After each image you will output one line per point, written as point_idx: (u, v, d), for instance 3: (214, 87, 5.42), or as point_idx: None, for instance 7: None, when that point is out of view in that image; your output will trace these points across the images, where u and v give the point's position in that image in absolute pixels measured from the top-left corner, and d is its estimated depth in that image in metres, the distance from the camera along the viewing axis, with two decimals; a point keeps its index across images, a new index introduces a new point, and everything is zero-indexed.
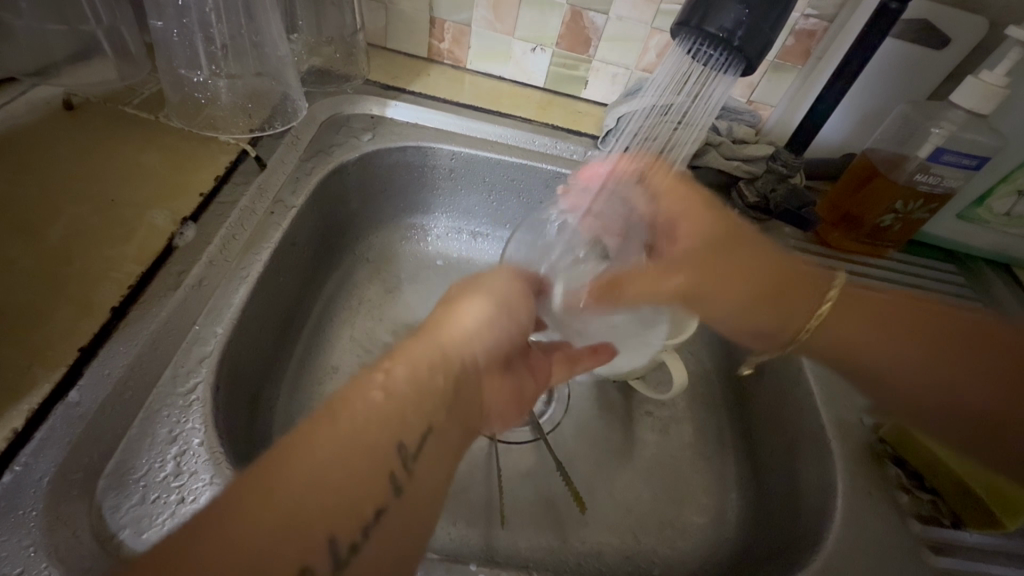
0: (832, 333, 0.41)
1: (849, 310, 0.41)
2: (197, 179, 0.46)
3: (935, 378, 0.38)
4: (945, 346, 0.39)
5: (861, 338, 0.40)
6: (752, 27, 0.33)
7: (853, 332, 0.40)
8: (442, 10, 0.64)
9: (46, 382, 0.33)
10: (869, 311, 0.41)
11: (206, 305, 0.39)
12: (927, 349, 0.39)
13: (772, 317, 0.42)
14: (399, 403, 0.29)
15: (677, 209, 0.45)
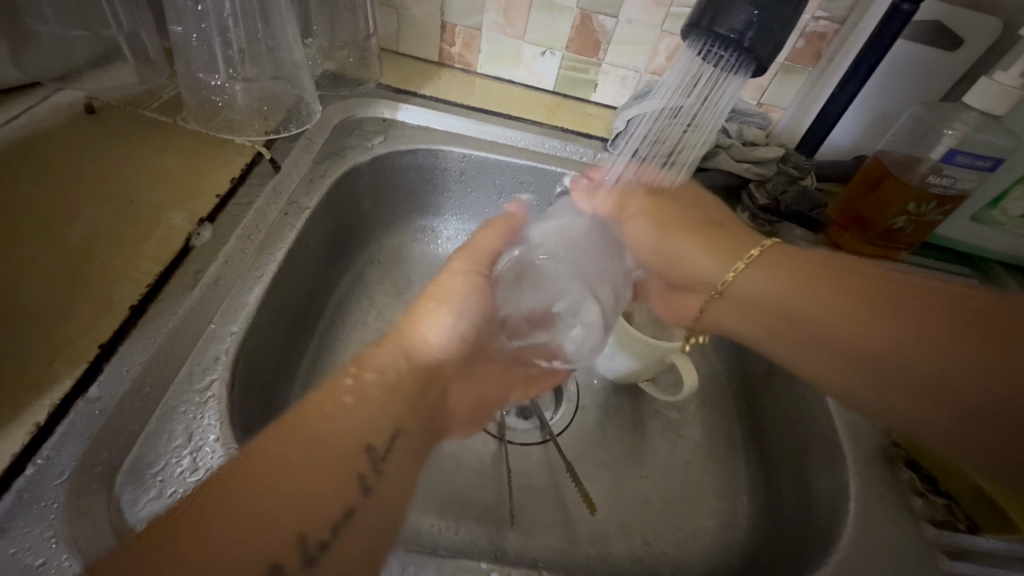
0: (755, 287, 0.46)
1: (779, 274, 0.45)
2: (213, 181, 0.47)
3: (872, 328, 0.39)
4: (878, 299, 0.40)
5: (784, 292, 0.44)
6: (763, 27, 0.34)
7: (774, 286, 0.45)
8: (453, 14, 0.65)
9: (68, 378, 0.33)
10: (806, 266, 0.44)
11: (222, 304, 0.40)
12: (848, 300, 0.41)
13: (704, 273, 0.49)
14: (365, 411, 0.35)
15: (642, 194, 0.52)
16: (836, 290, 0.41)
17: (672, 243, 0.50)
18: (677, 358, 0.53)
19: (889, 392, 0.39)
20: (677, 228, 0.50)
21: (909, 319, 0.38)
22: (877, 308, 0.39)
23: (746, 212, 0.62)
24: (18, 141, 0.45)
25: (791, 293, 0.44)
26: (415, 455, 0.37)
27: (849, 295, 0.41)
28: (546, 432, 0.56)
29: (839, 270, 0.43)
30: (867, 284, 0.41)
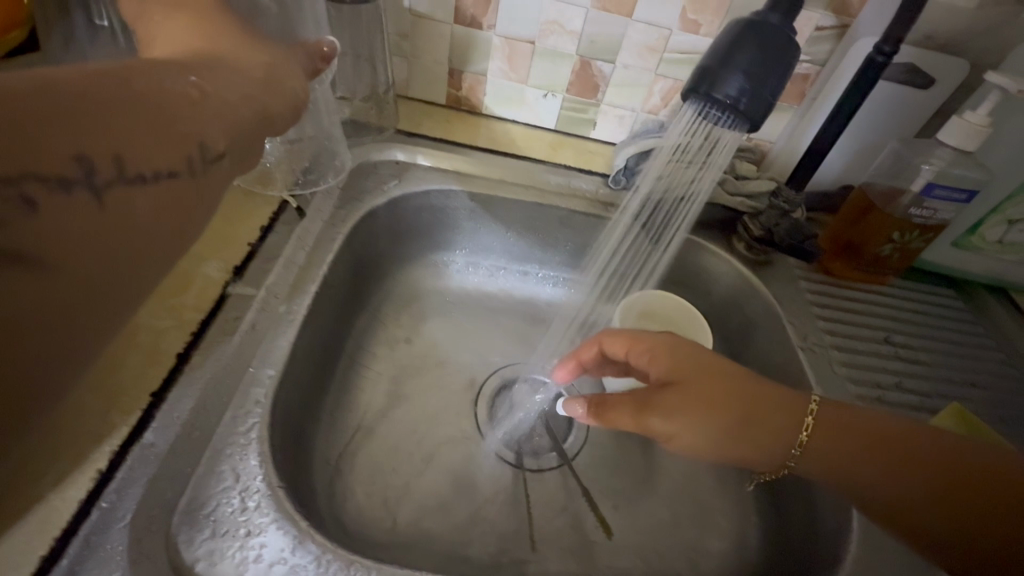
0: (687, 443, 0.44)
1: (824, 439, 0.43)
2: (244, 230, 0.50)
3: (868, 473, 0.42)
4: (901, 453, 0.41)
5: (714, 444, 0.43)
6: (755, 93, 0.37)
7: (737, 445, 0.44)
8: (460, 62, 0.69)
9: (124, 425, 0.36)
10: (724, 409, 0.43)
11: (259, 348, 0.42)
12: (860, 454, 0.42)
13: (690, 438, 0.43)
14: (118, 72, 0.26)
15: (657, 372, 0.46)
16: (869, 449, 0.42)
17: (684, 430, 0.43)
18: None
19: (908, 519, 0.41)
20: (688, 411, 0.43)
21: (904, 475, 0.41)
22: (900, 465, 0.41)
23: (741, 242, 0.65)
24: None
25: (843, 448, 0.43)
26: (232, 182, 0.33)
27: (917, 452, 0.41)
28: (561, 458, 0.58)
29: (871, 427, 0.43)
30: (880, 442, 0.42)
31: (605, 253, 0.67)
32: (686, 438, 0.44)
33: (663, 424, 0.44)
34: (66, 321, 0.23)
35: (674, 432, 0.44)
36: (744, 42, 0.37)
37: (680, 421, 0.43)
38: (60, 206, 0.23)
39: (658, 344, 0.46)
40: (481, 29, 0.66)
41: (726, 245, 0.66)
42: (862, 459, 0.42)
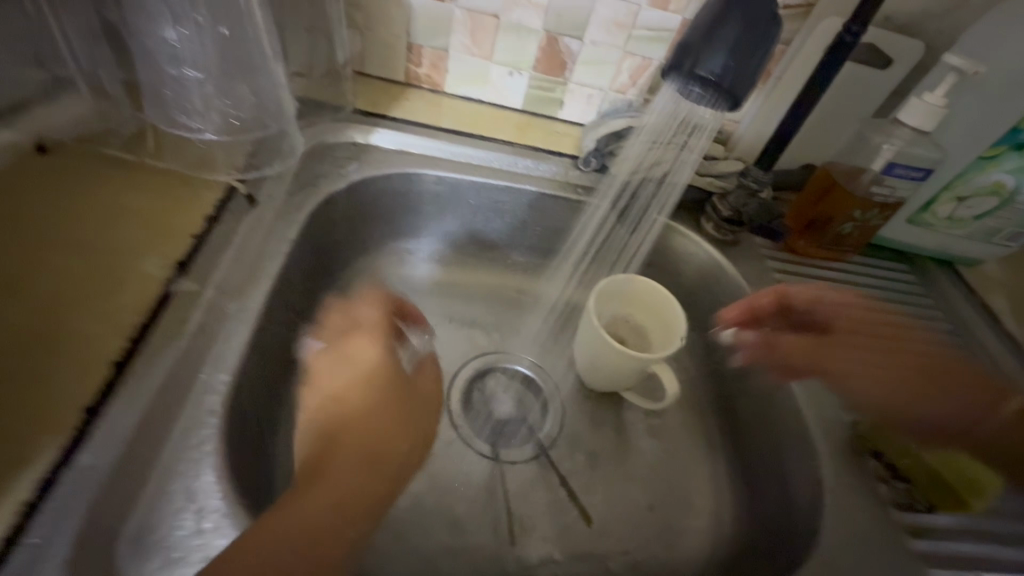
0: (858, 370, 0.49)
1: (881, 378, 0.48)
2: (185, 220, 0.45)
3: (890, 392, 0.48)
4: (961, 381, 0.47)
5: (892, 370, 0.48)
6: (738, 71, 0.36)
7: (920, 379, 0.47)
8: (420, 36, 0.65)
9: (53, 447, 0.31)
10: (861, 337, 0.50)
11: (210, 352, 0.39)
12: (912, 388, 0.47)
13: (900, 381, 0.47)
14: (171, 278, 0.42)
15: (839, 322, 0.51)
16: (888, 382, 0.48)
17: (831, 352, 0.50)
18: (657, 366, 0.57)
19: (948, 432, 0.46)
20: (876, 351, 0.49)
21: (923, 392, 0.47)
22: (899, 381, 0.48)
23: (709, 222, 0.65)
24: None
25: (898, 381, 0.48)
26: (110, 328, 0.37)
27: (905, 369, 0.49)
28: (538, 448, 0.57)
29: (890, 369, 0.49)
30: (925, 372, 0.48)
31: (576, 236, 0.67)
32: (861, 373, 0.49)
33: (854, 364, 0.49)
34: None
35: (858, 370, 0.49)
36: (728, 14, 0.36)
37: (865, 363, 0.49)
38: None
39: (820, 288, 0.51)
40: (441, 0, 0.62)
41: (696, 226, 0.66)
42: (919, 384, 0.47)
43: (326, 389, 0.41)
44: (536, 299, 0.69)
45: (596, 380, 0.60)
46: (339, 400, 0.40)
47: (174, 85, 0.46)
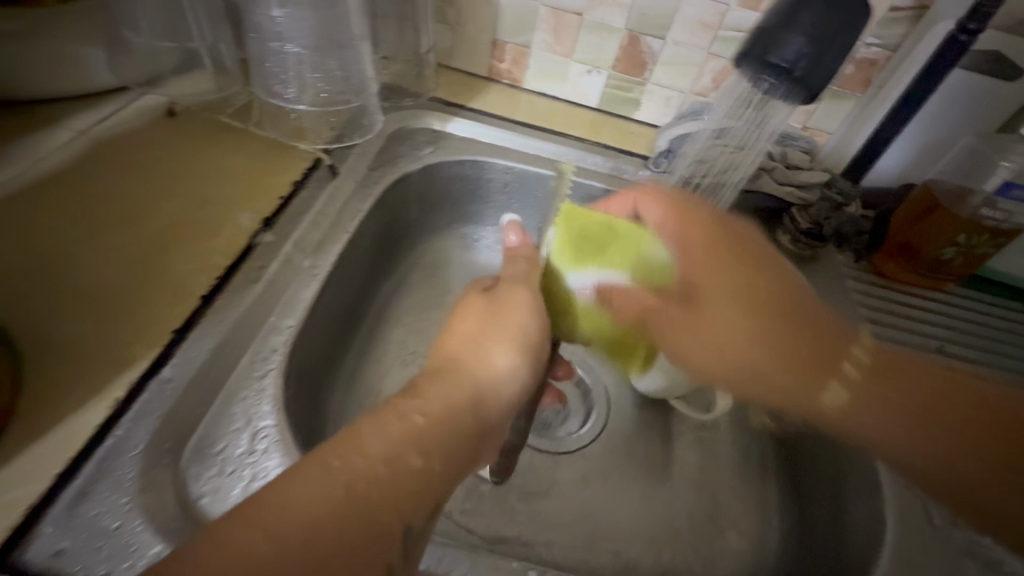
0: (841, 405, 0.42)
1: (876, 395, 0.41)
2: (276, 184, 0.50)
3: (905, 393, 0.41)
4: (930, 416, 0.40)
5: (893, 434, 0.40)
6: (815, 58, 0.35)
7: (877, 421, 0.41)
8: (505, 32, 0.67)
9: (145, 358, 0.36)
10: (784, 362, 0.45)
11: (282, 298, 0.43)
12: (920, 423, 0.40)
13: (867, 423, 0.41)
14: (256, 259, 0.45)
15: (785, 309, 0.47)
16: (761, 310, 0.47)
17: (787, 377, 0.44)
18: None
19: (932, 433, 0.39)
20: (792, 362, 0.44)
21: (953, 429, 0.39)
22: (763, 333, 0.46)
23: (786, 235, 0.61)
24: (106, 143, 0.48)
25: (908, 404, 0.41)
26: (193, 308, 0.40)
27: (948, 378, 0.41)
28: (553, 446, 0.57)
29: (920, 377, 0.42)
30: (938, 392, 0.41)
31: None
32: (835, 394, 0.42)
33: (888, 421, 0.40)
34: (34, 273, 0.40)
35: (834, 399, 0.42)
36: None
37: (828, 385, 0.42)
38: (85, 245, 0.42)
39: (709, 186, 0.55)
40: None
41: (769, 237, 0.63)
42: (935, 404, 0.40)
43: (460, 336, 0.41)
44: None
45: (648, 385, 0.59)
46: (417, 439, 0.31)
47: (280, 59, 0.50)
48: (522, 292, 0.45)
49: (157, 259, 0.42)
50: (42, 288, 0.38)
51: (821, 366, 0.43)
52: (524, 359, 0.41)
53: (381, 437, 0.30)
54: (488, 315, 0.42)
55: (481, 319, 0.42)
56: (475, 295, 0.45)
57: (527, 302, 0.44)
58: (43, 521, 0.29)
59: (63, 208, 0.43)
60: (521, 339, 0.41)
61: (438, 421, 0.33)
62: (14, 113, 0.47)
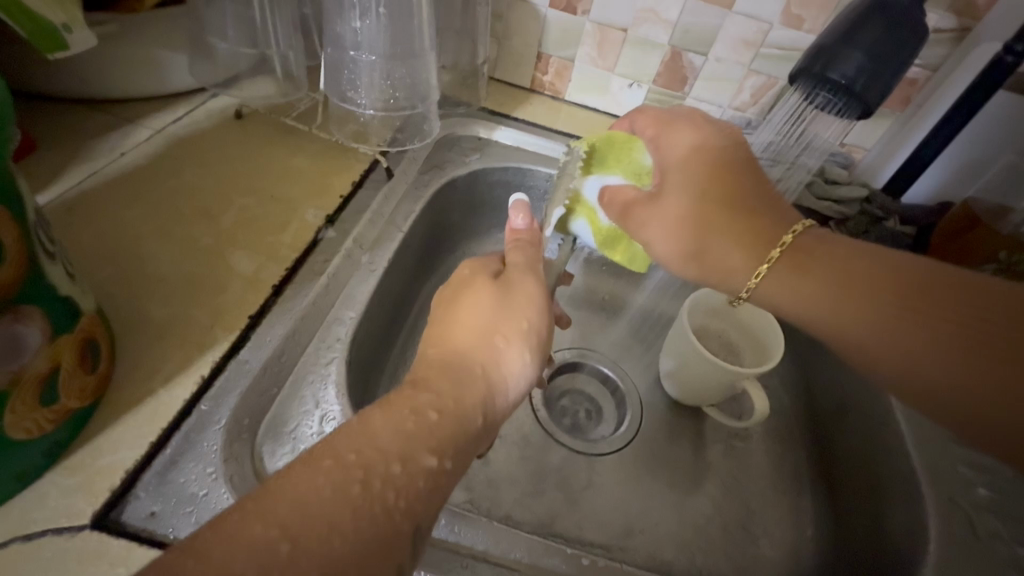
0: (776, 297, 0.37)
1: (796, 268, 0.36)
2: (337, 183, 0.52)
3: (791, 287, 0.37)
4: (1022, 339, 0.29)
5: (890, 344, 0.33)
6: (872, 75, 0.40)
7: (889, 338, 0.33)
8: (550, 45, 0.68)
9: (225, 340, 0.39)
10: (813, 264, 0.36)
11: (343, 292, 0.44)
12: (996, 367, 0.30)
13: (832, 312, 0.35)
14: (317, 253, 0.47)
15: (837, 252, 0.36)
16: (762, 242, 0.37)
17: (818, 287, 0.35)
18: (748, 382, 0.53)
19: (976, 366, 0.30)
20: (843, 299, 0.34)
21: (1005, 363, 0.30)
22: (693, 214, 0.39)
23: None
24: (179, 140, 0.51)
25: (807, 283, 0.36)
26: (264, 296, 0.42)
27: (882, 277, 0.34)
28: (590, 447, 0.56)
29: (847, 253, 0.36)
30: (969, 311, 0.31)
31: None
32: (780, 288, 0.37)
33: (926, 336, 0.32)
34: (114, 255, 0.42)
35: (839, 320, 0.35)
36: (864, 22, 0.40)
37: (810, 296, 0.36)
38: (161, 232, 0.44)
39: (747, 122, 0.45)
40: (575, 14, 0.64)
41: None
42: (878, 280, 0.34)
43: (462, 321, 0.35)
44: (639, 312, 0.68)
45: (681, 394, 0.58)
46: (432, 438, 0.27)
47: (352, 66, 0.52)
48: (534, 284, 0.39)
49: (230, 249, 0.45)
50: (127, 272, 0.41)
51: (834, 291, 0.35)
52: (533, 357, 0.36)
53: (396, 435, 0.26)
54: (499, 305, 0.36)
55: (491, 310, 0.36)
56: (482, 279, 0.38)
57: (536, 300, 0.38)
58: (137, 486, 0.31)
59: (143, 199, 0.46)
60: (535, 339, 0.36)
61: (454, 415, 0.29)
62: (99, 111, 0.51)
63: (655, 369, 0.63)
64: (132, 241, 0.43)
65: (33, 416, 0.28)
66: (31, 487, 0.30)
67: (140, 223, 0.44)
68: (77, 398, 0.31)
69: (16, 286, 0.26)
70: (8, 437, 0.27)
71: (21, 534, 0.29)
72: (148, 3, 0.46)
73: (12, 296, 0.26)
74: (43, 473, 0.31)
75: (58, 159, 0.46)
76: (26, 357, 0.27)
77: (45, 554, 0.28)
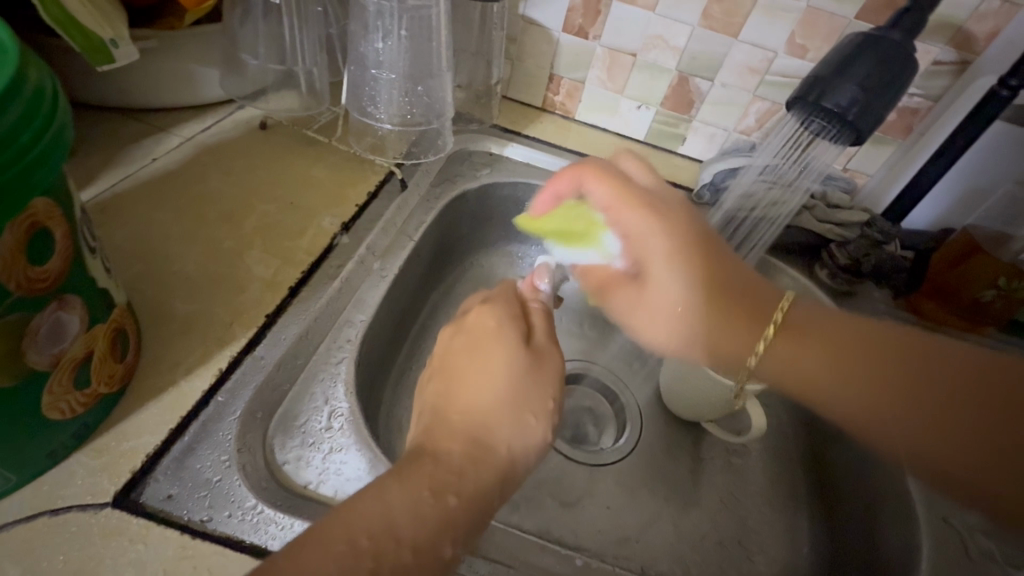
0: (771, 372, 0.40)
1: (795, 346, 0.38)
2: (355, 192, 0.55)
3: (807, 362, 0.38)
4: (946, 402, 0.35)
5: (808, 389, 0.38)
6: (864, 105, 0.42)
7: (822, 380, 0.37)
8: (562, 68, 0.70)
9: (243, 337, 0.41)
10: (813, 341, 0.38)
11: (355, 296, 0.46)
12: (987, 450, 0.33)
13: (827, 399, 0.38)
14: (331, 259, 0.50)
15: (832, 333, 0.38)
16: (757, 320, 0.39)
17: (799, 361, 0.38)
18: (745, 400, 0.54)
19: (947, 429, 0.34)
20: (834, 354, 0.38)
21: (984, 438, 0.33)
22: (697, 304, 0.40)
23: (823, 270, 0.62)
24: (207, 148, 0.54)
25: (825, 382, 0.37)
26: (278, 298, 0.44)
27: (932, 359, 0.36)
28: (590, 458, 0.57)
29: (840, 329, 0.38)
30: (962, 389, 0.35)
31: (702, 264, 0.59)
32: (778, 356, 0.39)
33: (900, 428, 0.35)
34: (143, 253, 0.45)
35: (808, 374, 0.38)
36: (856, 57, 0.43)
37: (796, 353, 0.38)
38: (185, 234, 0.47)
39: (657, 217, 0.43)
40: (586, 39, 0.67)
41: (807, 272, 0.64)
42: (894, 363, 0.36)
43: (486, 380, 0.35)
44: None
45: (680, 409, 0.59)
46: (432, 488, 0.29)
47: (373, 84, 0.55)
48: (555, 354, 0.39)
49: (249, 252, 0.47)
50: (154, 270, 0.44)
51: (837, 367, 0.37)
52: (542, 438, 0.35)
53: (412, 508, 0.28)
54: (528, 373, 0.37)
55: (518, 377, 0.36)
56: (518, 343, 0.38)
57: (552, 376, 0.38)
58: (156, 469, 0.34)
59: (171, 203, 0.49)
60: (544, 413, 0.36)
61: (451, 501, 0.29)
62: (134, 118, 0.54)
63: (655, 383, 0.65)
64: (160, 241, 0.46)
65: (67, 398, 0.31)
66: (61, 465, 0.33)
67: (168, 223, 0.47)
68: (107, 383, 0.34)
69: (63, 276, 0.28)
70: (46, 418, 0.30)
71: (49, 508, 0.31)
72: (187, 21, 0.50)
73: (58, 287, 0.28)
74: (73, 452, 0.33)
75: (95, 162, 0.50)
76: (66, 342, 0.29)
77: (70, 527, 0.31)
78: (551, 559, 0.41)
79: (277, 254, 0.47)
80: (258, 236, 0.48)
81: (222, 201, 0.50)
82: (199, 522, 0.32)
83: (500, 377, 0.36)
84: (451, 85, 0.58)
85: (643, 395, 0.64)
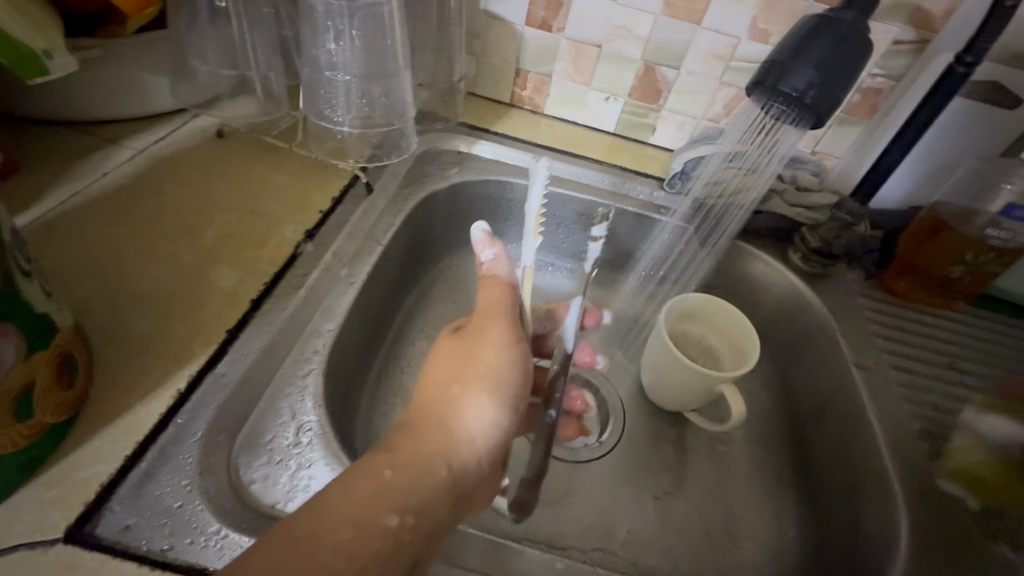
0: None
1: None
2: (318, 199, 0.53)
3: None
4: None
5: None
6: (822, 87, 0.42)
7: None
8: (527, 61, 0.69)
9: (203, 354, 0.39)
10: None
11: (321, 305, 0.45)
12: None
13: None
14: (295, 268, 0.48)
15: None
16: None
17: None
18: (725, 388, 0.53)
19: None
20: None
21: None
22: None
23: (797, 253, 0.62)
24: (161, 158, 0.52)
25: None
26: (238, 311, 0.43)
27: None
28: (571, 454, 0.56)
29: None
30: None
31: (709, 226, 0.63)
32: None
33: None
34: (93, 270, 0.43)
35: None
36: (812, 39, 0.43)
37: None
38: (139, 249, 0.45)
39: None
40: (551, 31, 0.66)
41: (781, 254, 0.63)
42: None
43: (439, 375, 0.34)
44: (619, 319, 0.69)
45: (660, 399, 0.59)
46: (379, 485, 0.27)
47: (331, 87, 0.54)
48: (500, 322, 0.36)
49: (206, 265, 0.45)
50: (106, 288, 0.42)
51: None
52: (506, 408, 0.34)
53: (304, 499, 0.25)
54: (465, 353, 0.35)
55: (460, 360, 0.35)
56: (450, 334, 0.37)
57: (504, 341, 0.35)
58: (112, 499, 0.32)
59: (123, 218, 0.47)
60: (504, 383, 0.34)
61: (413, 469, 0.29)
62: (82, 132, 0.52)
63: (636, 375, 0.64)
64: (113, 256, 0.44)
65: (9, 430, 0.29)
66: (9, 500, 0.31)
67: (120, 238, 0.45)
68: (54, 413, 0.32)
69: None
70: None
71: None
72: (130, 29, 0.47)
73: None
74: (19, 487, 0.31)
75: (41, 179, 0.48)
76: None
77: (20, 566, 0.29)
78: (531, 562, 0.40)
79: (235, 266, 0.46)
80: (216, 248, 0.47)
81: (178, 214, 0.48)
82: (159, 551, 0.31)
83: (457, 363, 0.35)
84: (412, 84, 0.57)
85: (625, 388, 0.63)
